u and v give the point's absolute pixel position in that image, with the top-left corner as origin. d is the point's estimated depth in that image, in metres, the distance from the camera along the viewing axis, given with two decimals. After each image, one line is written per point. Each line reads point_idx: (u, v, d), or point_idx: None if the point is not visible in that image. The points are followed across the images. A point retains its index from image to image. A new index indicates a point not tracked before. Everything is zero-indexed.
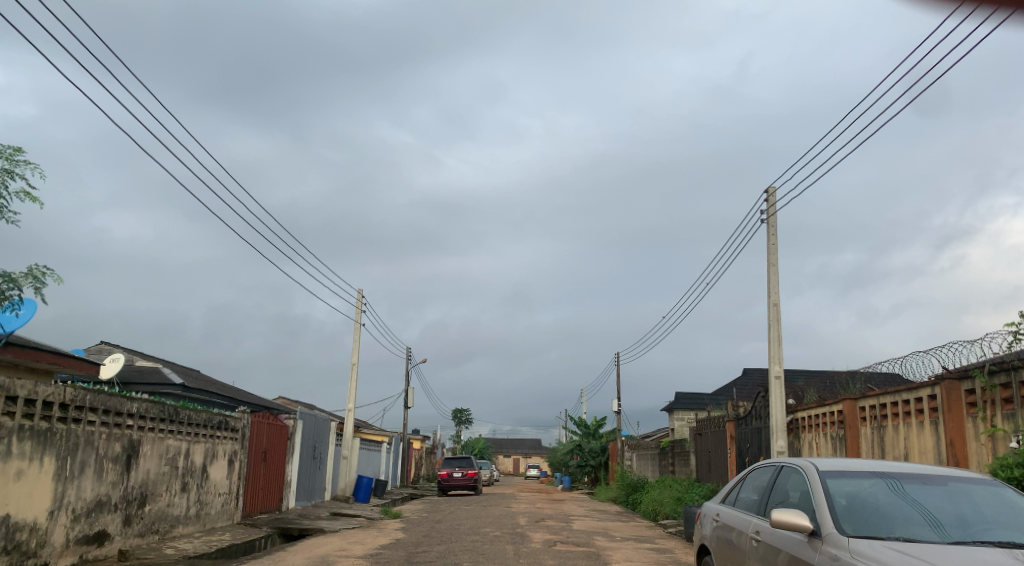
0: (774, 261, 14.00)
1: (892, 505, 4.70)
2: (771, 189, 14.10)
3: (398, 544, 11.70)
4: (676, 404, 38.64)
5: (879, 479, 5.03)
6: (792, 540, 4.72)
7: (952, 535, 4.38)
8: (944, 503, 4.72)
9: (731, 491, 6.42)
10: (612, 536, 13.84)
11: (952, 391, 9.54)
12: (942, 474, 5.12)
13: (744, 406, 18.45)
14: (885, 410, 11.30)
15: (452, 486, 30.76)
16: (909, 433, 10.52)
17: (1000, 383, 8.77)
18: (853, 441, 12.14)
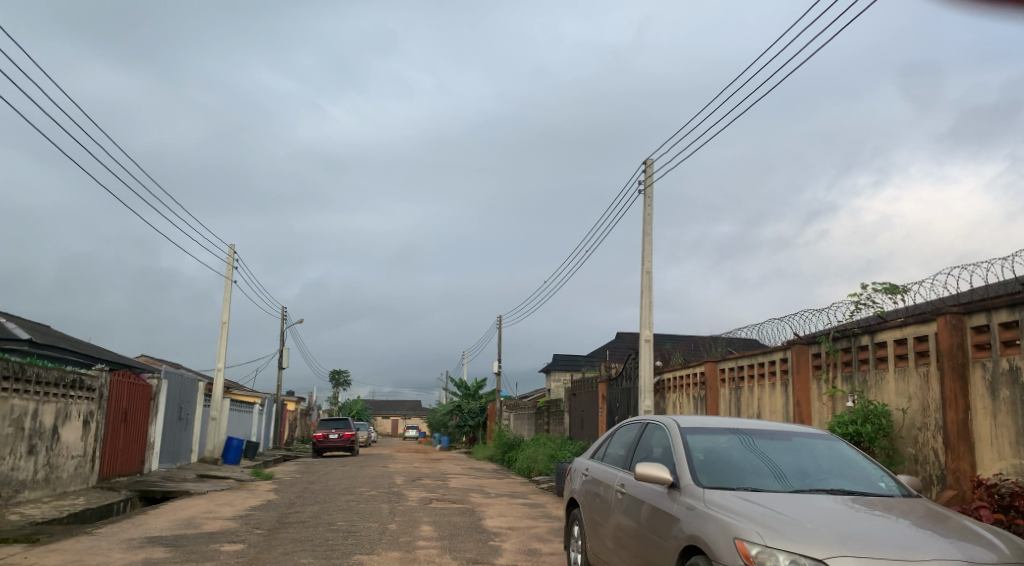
0: (649, 230, 14.61)
1: (743, 459, 5.09)
2: (649, 159, 14.63)
3: (269, 505, 11.44)
4: (552, 366, 39.73)
5: (733, 435, 5.42)
6: (654, 493, 5.01)
7: (792, 484, 4.81)
8: (788, 457, 5.16)
9: (600, 447, 6.71)
10: (487, 493, 14.17)
11: (801, 354, 10.39)
12: (787, 430, 5.58)
13: (617, 367, 19.27)
14: (742, 372, 12.15)
15: (328, 447, 30.33)
16: (762, 394, 11.40)
17: (842, 348, 9.65)
18: (713, 401, 13.01)
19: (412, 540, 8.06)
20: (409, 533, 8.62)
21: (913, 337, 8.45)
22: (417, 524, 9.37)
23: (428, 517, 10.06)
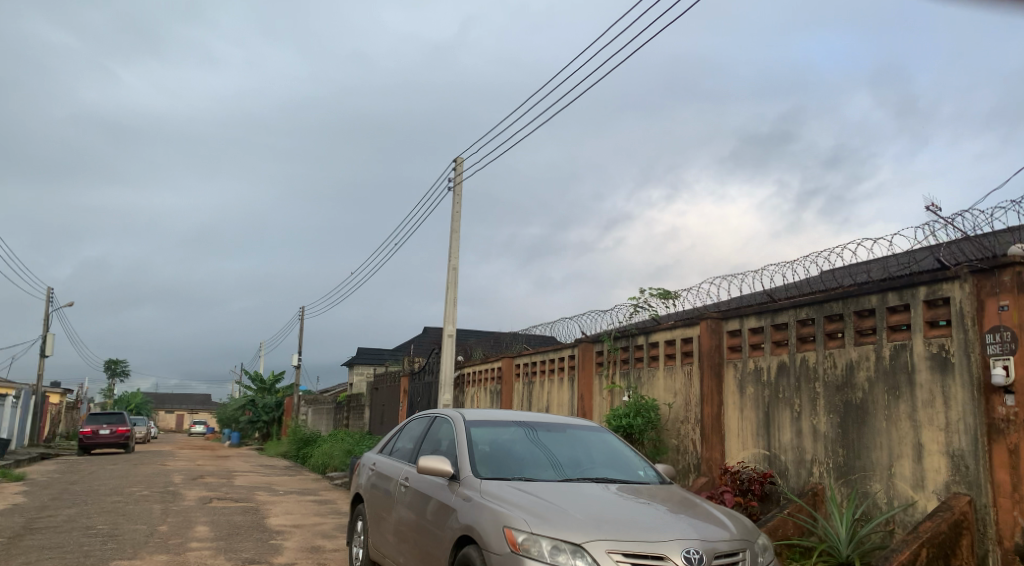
0: (456, 228, 14.82)
1: (525, 451, 5.32)
2: (460, 157, 14.85)
3: (14, 510, 10.13)
4: (355, 360, 39.00)
5: (516, 428, 5.64)
6: (436, 485, 5.09)
7: (566, 474, 5.11)
8: (564, 448, 5.48)
9: (388, 441, 6.70)
10: (275, 490, 13.60)
11: (587, 352, 11.09)
12: (565, 423, 5.92)
13: (420, 362, 19.34)
14: (535, 367, 12.72)
15: (97, 444, 27.45)
16: (551, 388, 12.02)
17: (622, 347, 10.43)
18: (507, 395, 13.50)
19: (182, 542, 7.53)
20: (181, 534, 8.05)
21: (681, 339, 9.36)
22: (192, 525, 8.77)
23: (205, 517, 9.44)
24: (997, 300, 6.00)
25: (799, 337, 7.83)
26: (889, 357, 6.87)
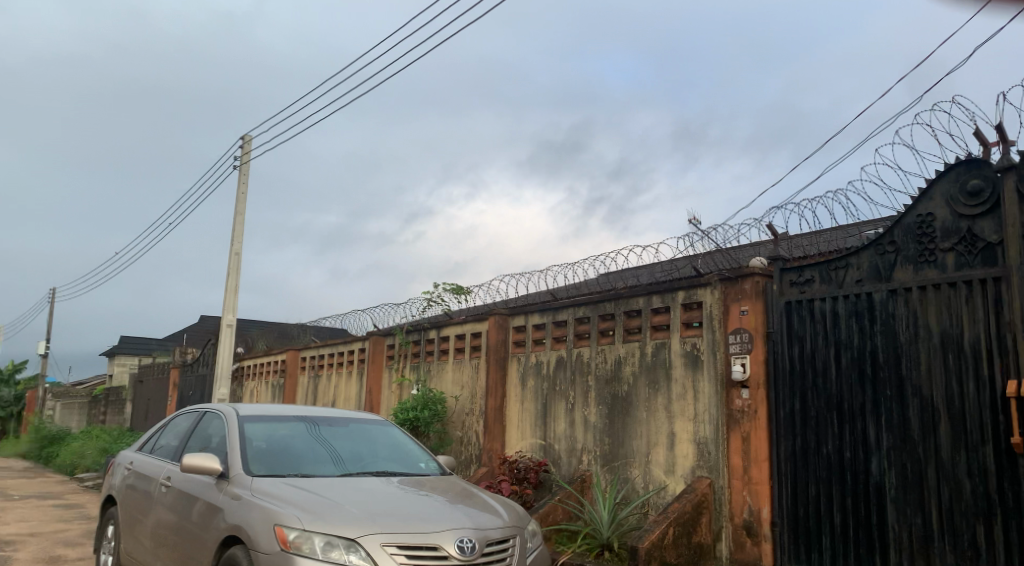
0: (241, 211, 13.93)
1: (304, 445, 5.13)
2: (247, 137, 13.97)
3: None
4: (117, 349, 35.26)
5: (297, 422, 5.43)
6: (201, 484, 4.74)
7: (346, 468, 5.00)
8: (347, 443, 5.35)
9: (149, 438, 6.13)
10: (7, 497, 11.87)
11: (377, 346, 10.97)
12: (348, 417, 5.79)
13: (193, 353, 17.93)
14: (322, 361, 12.34)
15: None
16: (338, 382, 11.74)
17: (413, 341, 10.45)
18: (291, 389, 12.96)
19: None
20: None
21: (470, 334, 9.59)
22: None
23: None
24: (738, 306, 6.88)
25: (576, 333, 8.35)
26: (651, 353, 7.55)
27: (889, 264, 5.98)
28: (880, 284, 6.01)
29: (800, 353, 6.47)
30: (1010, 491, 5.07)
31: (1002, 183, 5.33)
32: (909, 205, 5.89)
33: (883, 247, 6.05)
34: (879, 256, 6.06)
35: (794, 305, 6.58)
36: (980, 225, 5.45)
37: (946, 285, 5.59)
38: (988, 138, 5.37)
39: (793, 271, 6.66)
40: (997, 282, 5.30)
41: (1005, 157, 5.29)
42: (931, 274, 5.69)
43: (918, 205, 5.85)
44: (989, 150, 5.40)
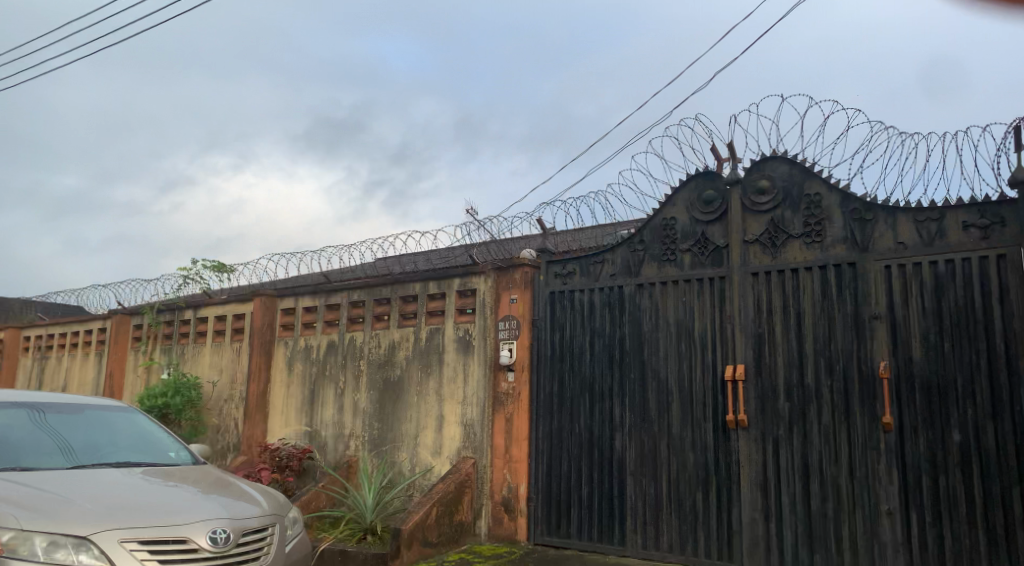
0: None
1: (25, 435, 4.48)
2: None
3: None
4: None
5: (16, 409, 4.72)
6: None
7: (79, 460, 4.45)
8: (81, 432, 4.77)
9: None
10: None
11: (121, 325, 9.91)
12: (84, 403, 5.17)
13: None
14: (50, 341, 10.86)
15: None
16: (71, 365, 10.42)
17: (165, 321, 9.59)
18: (8, 373, 11.24)
19: None
20: None
21: (232, 315, 9.01)
22: None
23: None
24: (509, 293, 7.22)
25: (349, 317, 8.20)
26: (424, 338, 7.64)
27: (639, 260, 6.61)
28: (630, 279, 6.62)
29: (560, 340, 6.93)
30: (723, 462, 5.87)
31: (730, 194, 6.12)
32: (657, 208, 6.55)
33: (635, 245, 6.67)
34: (631, 253, 6.67)
35: (558, 295, 7.04)
36: (713, 230, 6.22)
37: (683, 281, 6.31)
38: (721, 154, 6.14)
39: (558, 264, 7.11)
40: (722, 281, 6.09)
41: (733, 172, 6.09)
42: (672, 271, 6.39)
43: (664, 208, 6.52)
44: (722, 165, 6.18)
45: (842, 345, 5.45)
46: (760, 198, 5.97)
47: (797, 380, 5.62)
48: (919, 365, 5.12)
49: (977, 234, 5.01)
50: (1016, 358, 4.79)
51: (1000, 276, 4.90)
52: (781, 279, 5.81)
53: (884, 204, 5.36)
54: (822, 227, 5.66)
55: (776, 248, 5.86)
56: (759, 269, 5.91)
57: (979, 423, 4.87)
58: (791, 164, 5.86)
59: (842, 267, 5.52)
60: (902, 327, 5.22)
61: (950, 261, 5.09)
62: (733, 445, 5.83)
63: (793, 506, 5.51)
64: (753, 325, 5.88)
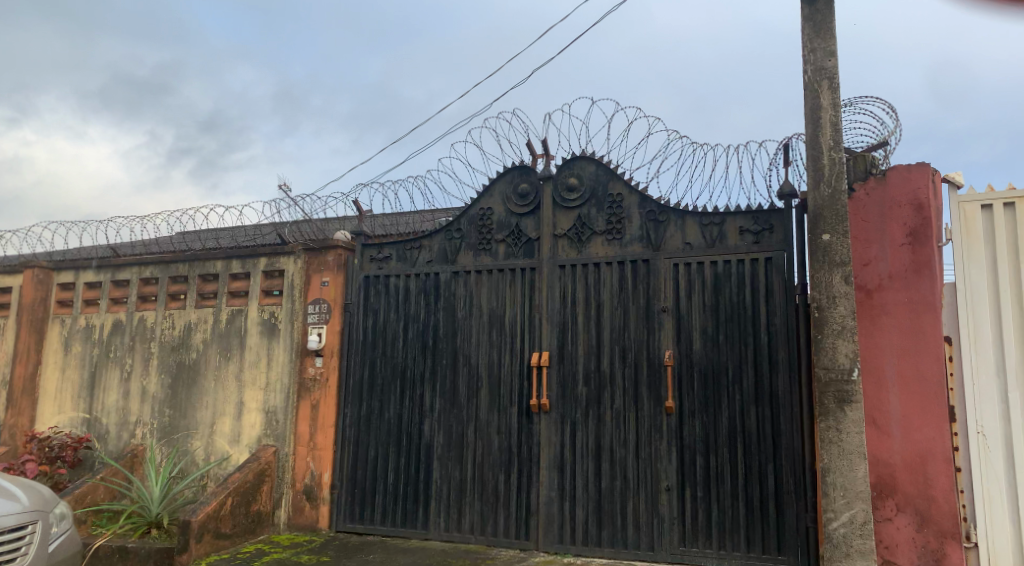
0: None
1: None
2: None
3: None
4: None
5: None
6: None
7: None
8: None
9: None
10: None
11: None
12: None
13: None
14: None
15: None
16: None
17: None
18: None
19: None
20: None
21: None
22: None
23: None
24: (320, 276, 7.01)
25: (140, 295, 7.55)
26: (225, 321, 7.21)
27: (455, 248, 6.69)
28: (446, 266, 6.69)
29: (372, 325, 6.86)
30: (525, 444, 6.12)
31: (543, 189, 6.36)
32: (474, 198, 6.66)
33: (451, 233, 6.74)
34: (447, 241, 6.74)
35: (372, 280, 6.94)
36: (526, 223, 6.43)
37: (496, 270, 6.47)
38: (535, 150, 6.36)
39: (373, 248, 7.01)
40: (533, 272, 6.33)
41: (546, 168, 6.33)
42: (487, 261, 6.53)
43: (480, 198, 6.65)
44: (536, 160, 6.40)
45: (635, 335, 5.87)
46: (570, 195, 6.26)
47: (595, 367, 5.98)
48: (699, 355, 5.65)
49: (751, 239, 5.61)
50: (777, 349, 5.41)
51: (767, 276, 5.51)
52: (585, 272, 6.14)
53: (676, 207, 5.83)
54: (623, 225, 6.05)
55: (582, 242, 6.18)
56: (566, 262, 6.20)
57: (745, 406, 5.46)
58: (598, 165, 6.20)
59: (639, 263, 5.94)
60: (686, 320, 5.73)
61: (728, 262, 5.65)
62: (535, 428, 6.10)
63: (586, 485, 5.87)
64: (558, 315, 6.17)
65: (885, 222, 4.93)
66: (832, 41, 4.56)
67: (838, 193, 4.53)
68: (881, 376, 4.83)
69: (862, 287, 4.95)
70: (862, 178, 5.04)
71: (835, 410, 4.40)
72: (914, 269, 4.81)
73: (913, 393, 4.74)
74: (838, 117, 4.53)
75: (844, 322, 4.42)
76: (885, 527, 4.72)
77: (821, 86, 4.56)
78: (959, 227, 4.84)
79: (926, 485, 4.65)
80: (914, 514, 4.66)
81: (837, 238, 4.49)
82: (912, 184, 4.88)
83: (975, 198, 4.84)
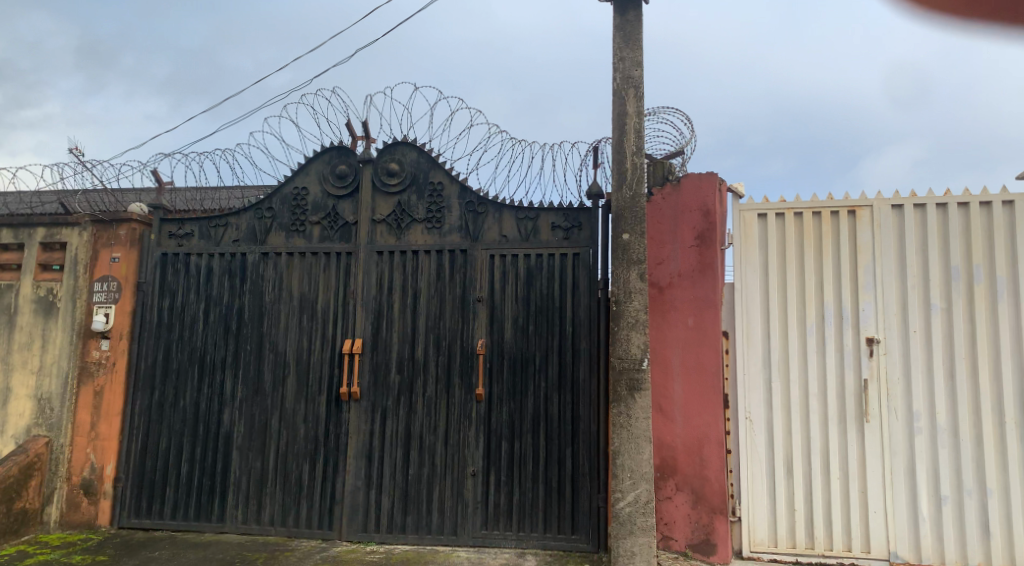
0: None
1: None
2: None
3: None
4: None
5: None
6: None
7: None
8: None
9: None
10: None
11: None
12: None
13: None
14: None
15: None
16: None
17: None
18: None
19: None
20: None
21: None
22: None
23: None
24: (110, 252, 6.41)
25: None
26: None
27: (266, 228, 6.37)
28: (255, 246, 6.36)
29: (169, 306, 6.37)
30: (333, 433, 5.99)
31: (362, 172, 6.23)
32: (288, 177, 6.38)
33: (261, 212, 6.41)
34: (257, 220, 6.40)
35: (171, 258, 6.45)
36: (342, 206, 6.27)
37: (310, 254, 6.25)
38: (355, 132, 6.21)
39: (173, 223, 6.51)
40: (348, 256, 6.19)
41: (366, 151, 6.20)
42: (300, 243, 6.30)
43: (295, 178, 6.39)
44: (356, 142, 6.25)
45: (450, 324, 5.92)
46: (390, 180, 6.18)
47: (408, 354, 5.97)
48: (509, 344, 5.80)
49: (561, 234, 5.80)
50: (579, 340, 5.68)
51: (574, 271, 5.76)
52: (402, 260, 6.09)
53: (494, 200, 5.91)
54: (442, 214, 6.06)
55: (400, 229, 6.12)
56: (383, 248, 6.12)
57: (549, 394, 5.69)
58: (419, 152, 6.16)
59: (456, 253, 5.98)
60: (499, 310, 5.85)
61: (540, 255, 5.82)
62: (344, 417, 5.99)
63: (393, 473, 5.86)
64: (373, 302, 6.08)
65: (678, 225, 5.33)
66: (639, 52, 4.85)
67: (639, 196, 4.83)
68: (667, 367, 5.23)
69: (656, 284, 5.33)
70: (660, 183, 5.42)
71: (626, 397, 4.70)
72: (700, 269, 5.24)
73: (694, 383, 5.18)
74: (641, 124, 4.83)
75: (638, 315, 4.73)
76: (665, 505, 5.13)
77: (627, 94, 4.84)
78: (739, 233, 5.34)
79: (701, 466, 5.11)
80: (690, 493, 5.10)
81: (635, 238, 4.79)
82: (702, 192, 5.31)
83: (753, 208, 5.35)
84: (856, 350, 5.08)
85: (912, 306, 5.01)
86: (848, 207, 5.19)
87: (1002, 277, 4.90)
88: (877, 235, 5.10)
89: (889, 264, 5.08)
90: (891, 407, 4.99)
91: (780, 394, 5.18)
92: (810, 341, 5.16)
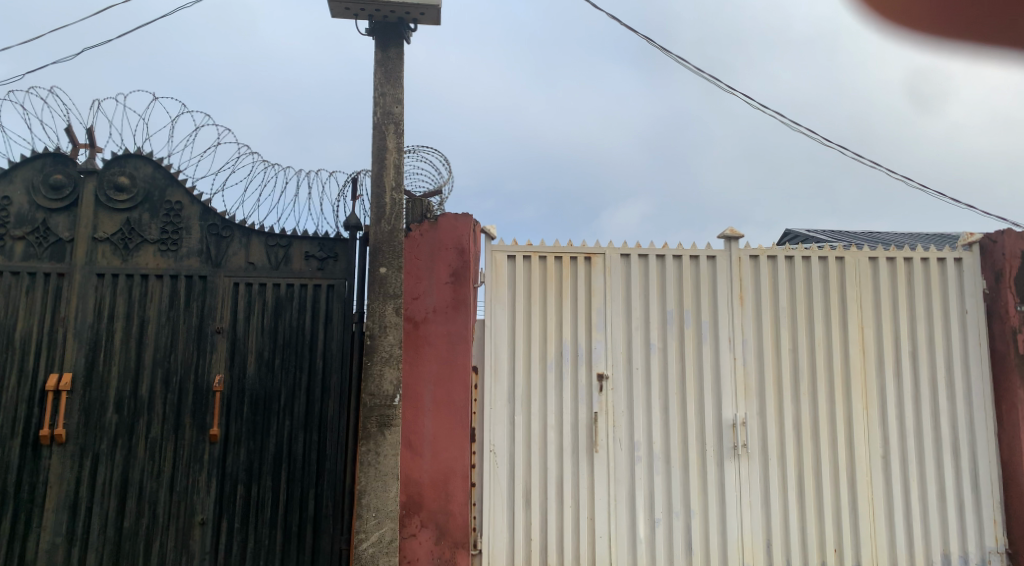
0: None
1: None
2: None
3: None
4: None
5: None
6: None
7: None
8: None
9: None
10: None
11: None
12: None
13: None
14: None
15: None
16: None
17: None
18: None
19: None
20: None
21: None
22: None
23: None
24: None
25: None
26: None
27: None
28: None
29: None
30: (27, 484, 5.15)
31: (83, 184, 5.50)
32: None
33: None
34: None
35: None
36: (55, 220, 5.46)
37: (10, 273, 5.37)
38: (77, 138, 5.48)
39: None
40: (60, 278, 5.40)
41: (89, 161, 5.50)
42: None
43: None
44: (77, 150, 5.51)
45: (182, 357, 5.39)
46: (119, 196, 5.52)
47: (131, 392, 5.31)
48: (251, 380, 5.42)
49: (315, 264, 5.58)
50: (330, 375, 5.45)
51: (328, 303, 5.54)
52: (128, 284, 5.45)
53: (241, 224, 5.52)
54: (179, 236, 5.53)
55: (128, 251, 5.48)
56: (105, 271, 5.43)
57: (293, 432, 5.38)
58: (155, 167, 5.58)
59: (194, 279, 5.49)
60: (241, 342, 5.45)
61: (291, 286, 5.54)
62: (43, 464, 5.17)
63: (104, 527, 5.15)
64: (89, 331, 5.35)
65: (434, 262, 5.42)
66: (400, 89, 4.90)
67: (397, 231, 4.83)
68: (418, 401, 5.24)
69: (410, 319, 5.34)
70: (418, 220, 5.48)
71: (375, 434, 4.61)
72: (453, 306, 5.36)
73: (443, 418, 5.24)
74: (400, 161, 4.86)
75: (392, 350, 4.70)
76: (409, 543, 5.09)
77: (387, 130, 4.86)
78: (491, 273, 5.56)
79: (447, 500, 5.16)
80: (435, 528, 5.12)
81: (392, 272, 4.77)
82: (457, 232, 5.46)
83: (504, 249, 5.62)
84: (588, 386, 5.51)
85: (635, 346, 5.57)
86: (584, 254, 5.65)
87: (705, 321, 5.65)
88: (608, 280, 5.62)
89: (617, 306, 5.61)
90: (616, 438, 5.46)
91: (522, 428, 5.44)
92: (549, 377, 5.50)
